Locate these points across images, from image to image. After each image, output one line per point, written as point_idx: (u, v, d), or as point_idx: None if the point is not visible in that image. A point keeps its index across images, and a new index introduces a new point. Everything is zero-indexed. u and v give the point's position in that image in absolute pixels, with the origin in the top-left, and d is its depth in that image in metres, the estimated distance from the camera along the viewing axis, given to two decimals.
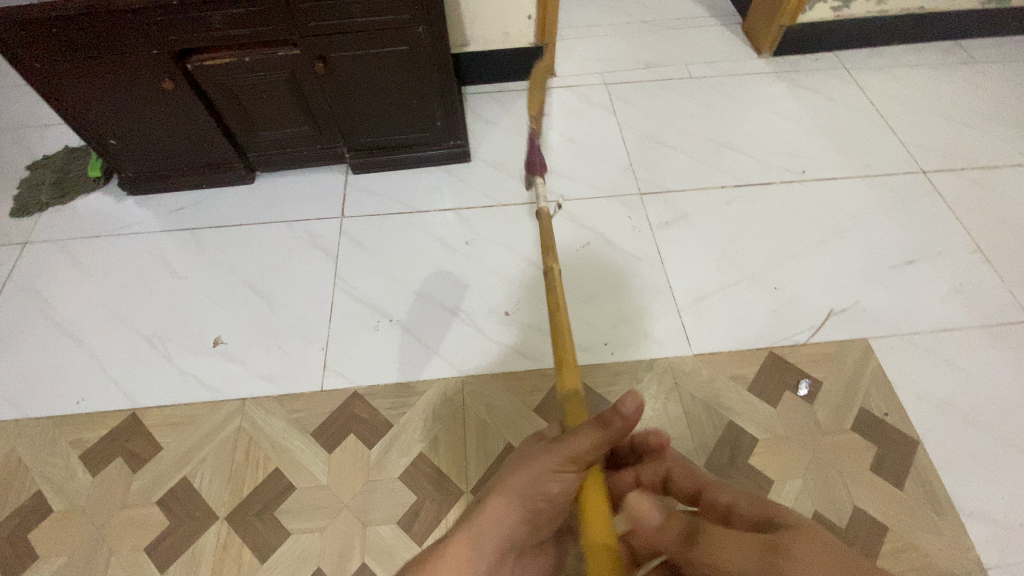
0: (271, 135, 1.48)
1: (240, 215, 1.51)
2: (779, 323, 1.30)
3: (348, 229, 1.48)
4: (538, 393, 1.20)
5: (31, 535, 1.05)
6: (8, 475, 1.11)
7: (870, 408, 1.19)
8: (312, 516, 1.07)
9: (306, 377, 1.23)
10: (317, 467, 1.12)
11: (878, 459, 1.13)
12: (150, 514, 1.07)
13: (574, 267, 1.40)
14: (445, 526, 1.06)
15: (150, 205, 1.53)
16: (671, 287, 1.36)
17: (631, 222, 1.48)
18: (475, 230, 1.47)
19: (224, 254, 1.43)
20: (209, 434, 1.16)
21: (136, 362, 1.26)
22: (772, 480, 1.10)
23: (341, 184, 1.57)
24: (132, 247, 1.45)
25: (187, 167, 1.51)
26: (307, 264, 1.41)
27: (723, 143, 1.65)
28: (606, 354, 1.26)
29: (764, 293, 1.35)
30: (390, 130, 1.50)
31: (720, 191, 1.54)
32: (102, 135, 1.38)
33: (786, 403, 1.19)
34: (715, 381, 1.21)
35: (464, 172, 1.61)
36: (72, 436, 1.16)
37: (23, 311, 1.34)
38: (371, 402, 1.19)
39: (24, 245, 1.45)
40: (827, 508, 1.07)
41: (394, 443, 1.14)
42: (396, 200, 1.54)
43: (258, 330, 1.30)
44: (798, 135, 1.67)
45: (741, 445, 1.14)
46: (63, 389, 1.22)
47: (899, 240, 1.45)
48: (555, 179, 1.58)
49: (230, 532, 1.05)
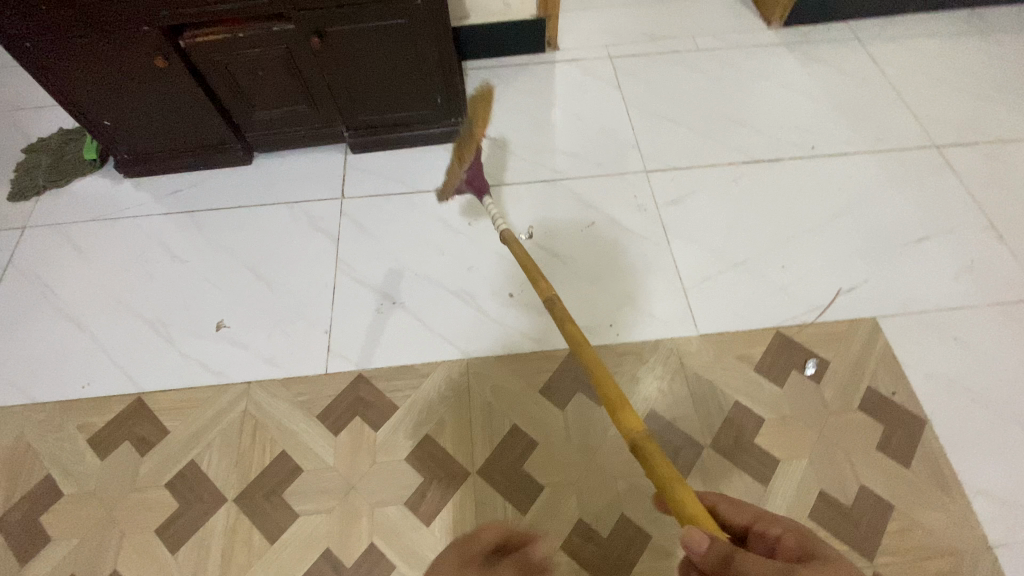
0: (269, 114, 1.45)
1: (239, 197, 1.49)
2: (787, 303, 1.28)
3: (348, 210, 1.46)
4: (543, 374, 1.20)
5: (43, 518, 1.06)
6: (18, 459, 1.12)
7: (878, 387, 1.18)
8: (320, 497, 1.07)
9: (310, 360, 1.23)
10: (323, 449, 1.12)
11: (884, 438, 1.13)
12: (160, 497, 1.08)
13: (579, 247, 1.38)
14: (452, 506, 1.06)
15: (147, 188, 1.51)
16: (677, 267, 1.34)
17: (636, 201, 1.46)
18: (477, 210, 1.45)
19: (224, 237, 1.41)
20: (215, 417, 1.16)
21: (140, 346, 1.25)
22: (778, 460, 1.10)
23: (340, 165, 1.55)
24: (131, 230, 1.43)
25: (184, 148, 1.48)
26: (308, 247, 1.39)
27: (731, 118, 1.61)
28: (611, 335, 1.25)
29: (771, 272, 1.33)
30: (389, 108, 1.46)
31: (727, 168, 1.51)
32: (96, 116, 1.35)
33: (792, 382, 1.18)
34: (721, 361, 1.21)
35: None
36: (79, 420, 1.16)
37: (24, 296, 1.34)
38: (376, 384, 1.19)
39: (23, 229, 1.44)
40: (832, 487, 1.07)
41: (400, 426, 1.14)
42: (397, 180, 1.51)
43: (261, 313, 1.29)
44: (808, 109, 1.63)
45: (747, 425, 1.13)
46: (68, 374, 1.22)
47: (910, 217, 1.42)
48: (559, 157, 1.55)
49: (239, 514, 1.06)
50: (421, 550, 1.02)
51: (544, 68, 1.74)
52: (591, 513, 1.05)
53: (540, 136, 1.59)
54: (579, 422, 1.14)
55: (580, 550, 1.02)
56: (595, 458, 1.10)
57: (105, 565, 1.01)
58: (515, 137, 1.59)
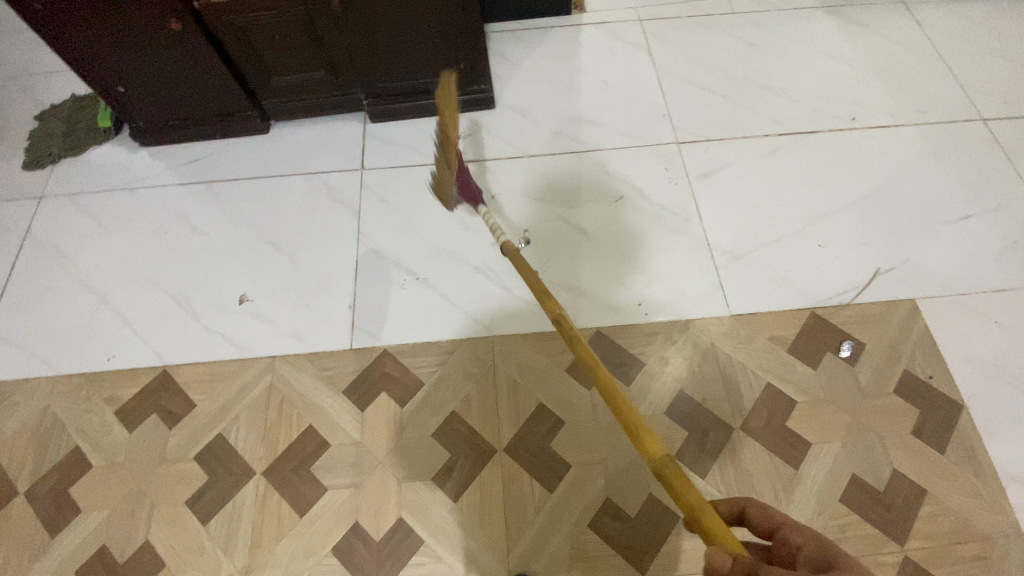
0: (286, 80, 1.40)
1: (257, 167, 1.45)
2: (821, 282, 1.25)
3: (369, 182, 1.42)
4: (570, 352, 1.18)
5: (76, 488, 1.07)
6: (48, 430, 1.13)
7: (914, 370, 1.15)
8: (348, 472, 1.07)
9: (334, 335, 1.21)
10: (349, 424, 1.11)
11: (919, 422, 1.10)
12: (189, 469, 1.08)
13: (606, 223, 1.34)
14: (480, 483, 1.06)
15: (163, 157, 1.47)
16: (709, 244, 1.30)
17: (667, 174, 1.40)
18: (502, 184, 1.41)
19: (242, 209, 1.38)
20: (241, 391, 1.15)
21: (163, 319, 1.24)
22: (810, 443, 1.08)
23: (359, 134, 1.50)
24: (149, 201, 1.41)
25: (199, 116, 1.44)
26: (329, 219, 1.36)
27: (767, 88, 1.53)
28: (639, 313, 1.22)
29: (806, 251, 1.29)
30: (410, 74, 1.41)
31: (762, 140, 1.45)
32: (109, 82, 1.31)
33: (826, 365, 1.16)
34: (754, 342, 1.18)
35: (489, 119, 1.51)
36: (106, 392, 1.16)
37: (45, 267, 1.33)
38: (401, 361, 1.18)
39: (40, 199, 1.41)
40: (865, 471, 1.06)
41: (426, 402, 1.13)
42: (418, 151, 1.46)
43: (283, 287, 1.28)
44: (848, 78, 1.55)
45: (779, 407, 1.11)
46: (93, 346, 1.22)
47: (954, 194, 1.36)
48: (586, 127, 1.49)
49: (267, 487, 1.06)
50: (449, 526, 1.03)
51: (570, 32, 1.66)
52: (619, 493, 1.04)
53: (566, 105, 1.53)
54: (607, 401, 1.12)
55: (608, 528, 1.02)
56: (623, 438, 1.09)
57: (139, 535, 1.03)
58: (540, 106, 1.53)
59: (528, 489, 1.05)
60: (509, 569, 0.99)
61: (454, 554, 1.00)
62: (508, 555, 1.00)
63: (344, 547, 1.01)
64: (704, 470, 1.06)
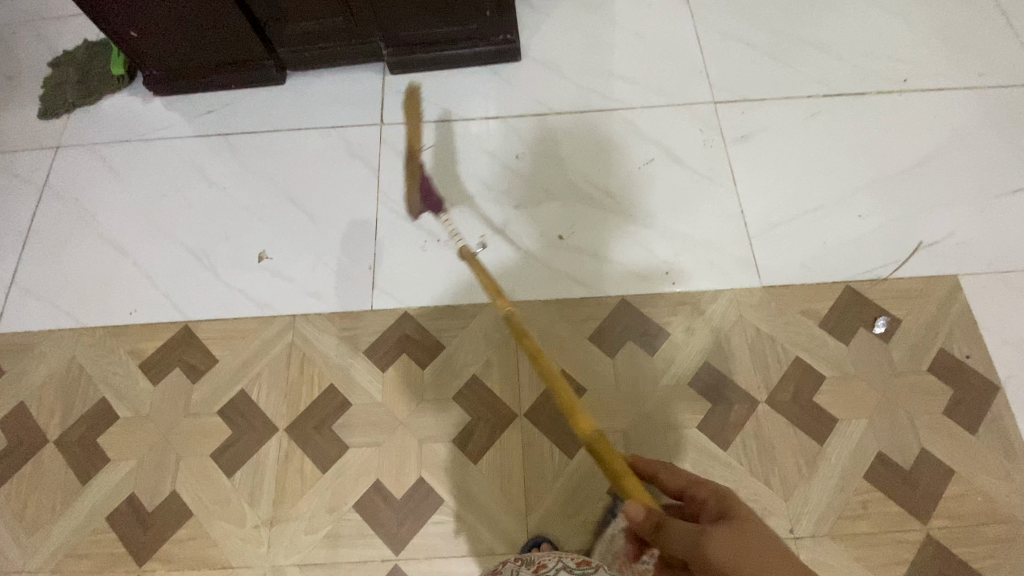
0: (303, 26, 1.33)
1: (274, 120, 1.40)
2: (858, 256, 1.20)
3: (389, 138, 1.37)
4: (593, 320, 1.16)
5: (105, 437, 1.09)
6: (75, 381, 1.14)
7: (951, 349, 1.11)
8: (369, 432, 1.08)
9: (354, 295, 1.20)
10: (371, 384, 1.11)
11: (952, 402, 1.07)
12: (213, 423, 1.10)
13: (634, 187, 1.29)
14: (500, 447, 1.06)
15: (179, 107, 1.43)
16: (742, 212, 1.25)
17: (702, 136, 1.33)
18: (527, 143, 1.35)
19: (260, 164, 1.35)
20: (263, 349, 1.15)
21: (183, 274, 1.23)
22: (837, 419, 1.06)
23: (379, 86, 1.43)
24: (165, 153, 1.38)
25: (214, 64, 1.39)
26: (348, 176, 1.33)
27: (812, 43, 1.43)
28: (666, 282, 1.19)
29: (845, 221, 1.23)
30: (433, 21, 1.33)
31: (805, 101, 1.36)
32: (121, 26, 1.26)
33: (859, 340, 1.12)
34: (784, 315, 1.14)
35: (515, 72, 1.44)
36: (131, 346, 1.17)
37: (65, 218, 1.31)
38: (422, 323, 1.16)
39: (57, 149, 1.39)
40: (891, 449, 1.04)
41: (446, 365, 1.12)
42: (440, 106, 1.40)
43: (302, 245, 1.25)
44: (903, 34, 1.44)
45: (808, 382, 1.09)
46: (115, 299, 1.22)
47: (1007, 165, 1.28)
48: (617, 82, 1.41)
49: (290, 444, 1.07)
50: (468, 488, 1.03)
51: None
52: None
53: (597, 58, 1.44)
54: (630, 370, 1.11)
55: None
56: (645, 407, 1.07)
57: (166, 485, 1.05)
58: (569, 59, 1.45)
59: (547, 455, 1.05)
60: (527, 531, 1.00)
61: (473, 515, 1.02)
62: (526, 517, 1.01)
63: (365, 503, 1.03)
64: (727, 443, 1.04)
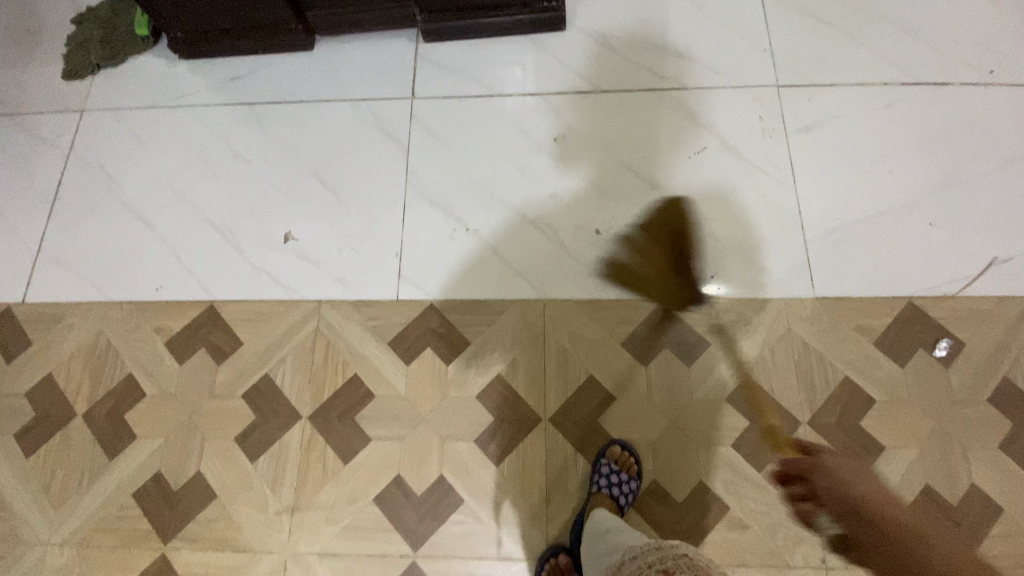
0: None
1: (302, 90, 1.33)
2: (924, 269, 1.09)
3: (421, 115, 1.29)
4: (628, 324, 1.10)
5: (133, 413, 1.10)
6: (104, 355, 1.15)
7: (1017, 379, 1.03)
8: (391, 426, 1.06)
9: (380, 283, 1.15)
10: (394, 377, 1.08)
11: (1011, 436, 1.00)
12: (237, 407, 1.09)
13: (682, 179, 1.19)
14: (524, 451, 1.03)
15: (204, 72, 1.37)
16: (801, 213, 1.14)
17: (761, 124, 1.21)
18: (567, 125, 1.25)
19: (286, 137, 1.29)
20: (287, 333, 1.13)
21: (207, 251, 1.21)
22: (883, 446, 0.99)
23: (411, 56, 1.34)
24: (191, 121, 1.33)
25: (242, 26, 1.32)
26: (377, 155, 1.26)
27: (892, 23, 1.28)
28: (708, 287, 1.10)
29: (914, 229, 1.12)
30: None
31: (880, 89, 1.22)
32: None
33: (916, 363, 1.04)
34: (836, 330, 1.06)
35: (558, 44, 1.32)
36: (156, 323, 1.16)
37: (91, 187, 1.29)
38: (449, 317, 1.12)
39: (83, 112, 1.36)
40: (940, 482, 0.98)
41: (472, 362, 1.09)
42: (476, 80, 1.31)
43: (328, 227, 1.21)
44: (995, 17, 1.28)
45: (855, 404, 1.02)
46: (142, 274, 1.21)
47: None
48: (671, 58, 1.28)
49: (312, 433, 1.06)
50: (490, 490, 1.01)
51: None
52: (667, 477, 1.00)
53: (650, 28, 1.30)
54: (664, 380, 1.05)
55: (652, 511, 0.99)
56: (677, 420, 1.03)
57: (191, 465, 1.07)
58: (619, 28, 1.31)
59: (572, 463, 1.02)
60: (547, 539, 0.98)
61: (494, 518, 1.00)
62: (547, 525, 0.99)
63: (386, 498, 1.02)
64: (762, 464, 1.00)
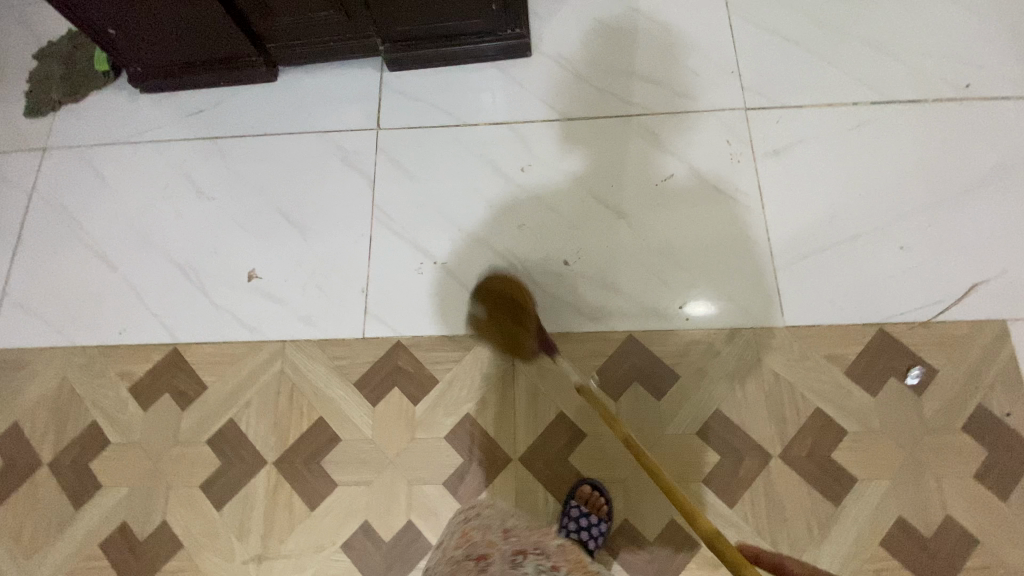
0: (292, 22, 1.22)
1: (265, 123, 1.32)
2: (896, 293, 1.08)
3: (386, 146, 1.27)
4: (597, 358, 1.08)
5: (96, 462, 1.09)
6: (67, 403, 1.13)
7: (990, 406, 1.01)
8: (358, 469, 1.04)
9: (347, 321, 1.14)
10: (361, 419, 1.07)
11: (985, 465, 0.98)
12: (202, 453, 1.07)
13: (650, 207, 1.18)
14: (493, 492, 1.01)
15: (167, 107, 1.35)
16: (769, 239, 1.13)
17: (729, 149, 1.20)
18: (535, 154, 1.24)
19: (250, 171, 1.27)
20: (251, 376, 1.11)
21: (171, 292, 1.19)
22: (856, 478, 0.98)
23: (376, 85, 1.33)
24: (154, 158, 1.31)
25: (202, 59, 1.29)
26: (342, 188, 1.24)
27: (861, 40, 1.27)
28: (687, 311, 1.10)
29: (884, 253, 1.11)
30: (432, 16, 1.21)
31: (848, 109, 1.21)
32: (100, 22, 1.17)
33: (888, 392, 1.03)
34: (807, 360, 1.05)
35: (524, 71, 1.31)
36: (120, 368, 1.15)
37: (54, 227, 1.27)
38: (416, 354, 1.10)
39: (44, 150, 1.34)
40: (913, 515, 0.96)
41: (440, 401, 1.07)
42: (442, 110, 1.30)
43: (293, 264, 1.19)
44: (966, 30, 1.26)
45: (827, 436, 1.01)
46: (105, 317, 1.19)
47: None
48: (638, 83, 1.27)
49: (278, 479, 1.05)
50: None
51: None
52: (637, 515, 0.99)
53: (616, 53, 1.30)
54: (634, 415, 1.04)
55: (623, 551, 0.98)
56: (647, 456, 1.01)
57: (156, 515, 1.05)
58: (585, 54, 1.30)
59: (541, 503, 1.01)
60: None
61: None
62: None
63: (353, 544, 1.00)
64: (734, 500, 0.98)
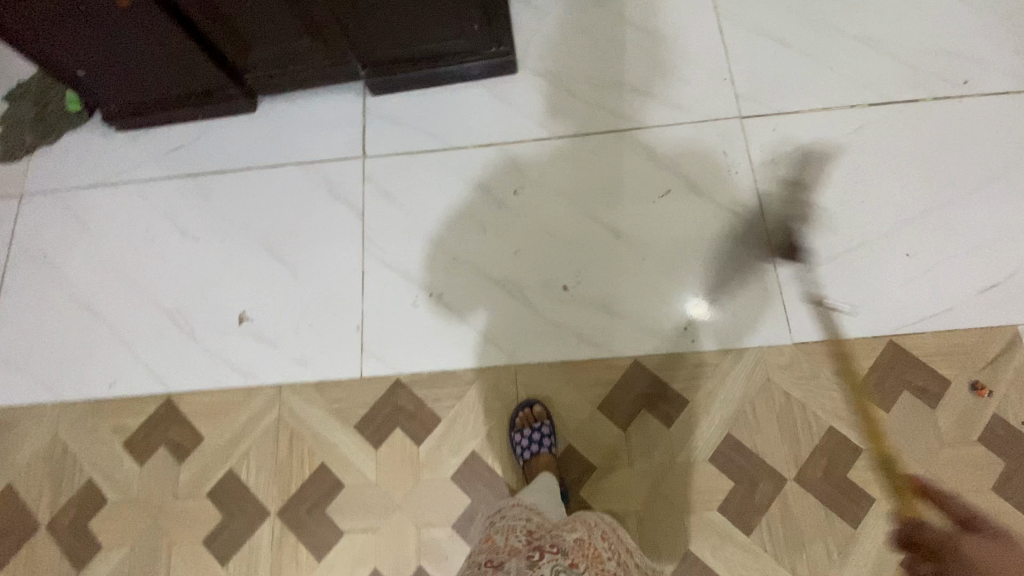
0: (269, 53, 1.18)
1: (246, 156, 1.27)
2: (904, 303, 1.06)
3: (374, 175, 1.23)
4: (603, 387, 1.05)
5: (95, 522, 1.06)
6: (61, 461, 1.10)
7: (1006, 415, 0.99)
8: (364, 516, 1.01)
9: (343, 361, 1.10)
10: (364, 463, 1.04)
11: (1003, 477, 0.96)
12: (203, 507, 1.05)
13: (648, 225, 1.15)
14: None
15: (143, 145, 1.31)
16: (772, 253, 1.10)
17: (726, 160, 1.17)
18: (527, 176, 1.21)
19: (234, 209, 1.23)
20: (249, 424, 1.08)
21: (161, 340, 1.16)
22: (873, 498, 0.96)
23: (360, 111, 1.29)
24: (134, 199, 1.27)
25: (176, 94, 1.24)
26: (330, 221, 1.20)
27: (856, 38, 1.23)
28: (688, 309, 1.08)
29: (890, 262, 1.08)
30: (414, 40, 1.17)
31: (846, 113, 1.18)
32: (67, 64, 1.12)
33: (901, 406, 1.01)
34: (818, 378, 1.02)
35: (511, 89, 1.27)
36: (114, 422, 1.11)
37: (35, 278, 1.23)
38: (417, 392, 1.07)
39: (20, 197, 1.29)
40: (933, 532, 0.94)
41: (445, 440, 1.04)
42: (430, 134, 1.26)
43: (284, 304, 1.16)
44: (962, 23, 1.23)
45: (841, 456, 0.99)
46: (95, 369, 1.16)
47: None
48: (629, 96, 1.23)
49: (283, 530, 1.02)
50: None
51: None
52: (653, 548, 0.97)
53: (605, 66, 1.26)
54: (645, 444, 1.01)
55: None
56: (660, 486, 0.99)
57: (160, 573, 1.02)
58: (573, 68, 1.27)
59: None
60: None
61: None
62: None
63: None
64: (750, 527, 0.96)
